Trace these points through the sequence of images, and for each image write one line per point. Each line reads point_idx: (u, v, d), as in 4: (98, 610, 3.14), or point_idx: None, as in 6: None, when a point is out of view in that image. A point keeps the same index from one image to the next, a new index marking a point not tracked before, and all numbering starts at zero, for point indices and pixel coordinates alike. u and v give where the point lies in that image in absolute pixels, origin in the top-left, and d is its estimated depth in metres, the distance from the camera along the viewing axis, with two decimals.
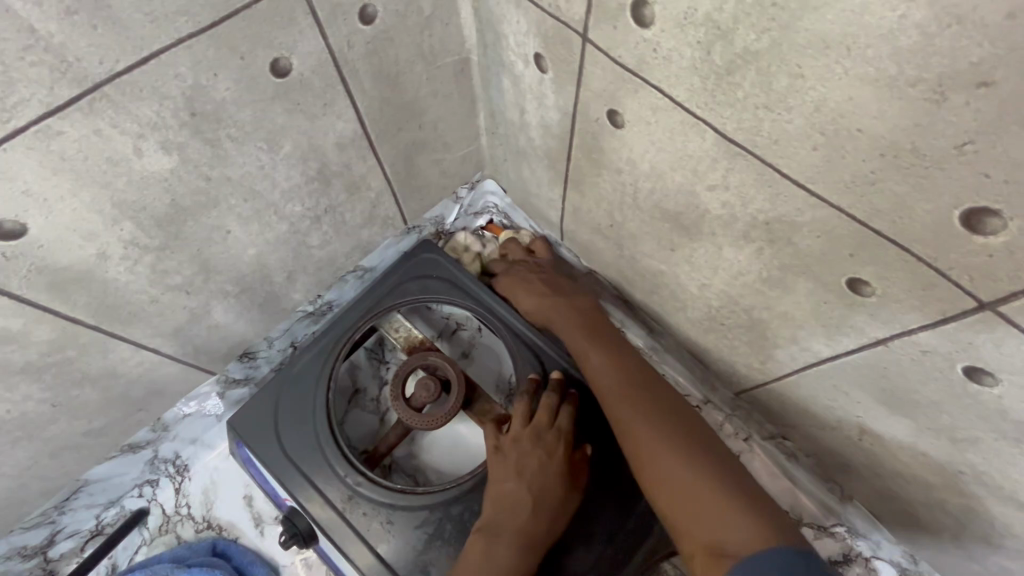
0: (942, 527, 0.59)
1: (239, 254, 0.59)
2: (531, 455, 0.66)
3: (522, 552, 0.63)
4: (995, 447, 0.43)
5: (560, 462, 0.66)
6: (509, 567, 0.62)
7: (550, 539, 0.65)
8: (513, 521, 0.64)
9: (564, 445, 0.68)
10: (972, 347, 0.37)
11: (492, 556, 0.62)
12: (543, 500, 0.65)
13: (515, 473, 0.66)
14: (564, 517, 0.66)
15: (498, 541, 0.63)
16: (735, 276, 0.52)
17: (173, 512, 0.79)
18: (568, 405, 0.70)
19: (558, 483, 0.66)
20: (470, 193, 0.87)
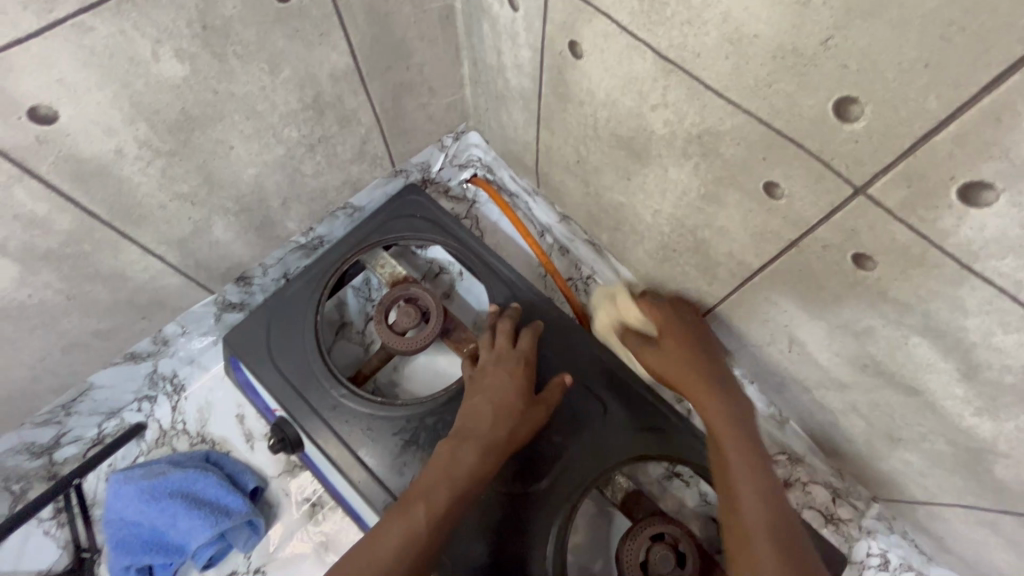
0: (858, 436, 0.66)
1: (240, 171, 0.66)
2: (494, 373, 0.74)
3: (486, 453, 0.68)
4: (886, 337, 0.50)
5: (520, 378, 0.74)
6: (473, 465, 0.67)
7: (513, 445, 0.70)
8: (477, 427, 0.69)
9: (524, 365, 0.75)
10: (855, 234, 0.44)
11: (456, 456, 0.67)
12: (505, 414, 0.71)
13: (480, 390, 0.73)
14: (527, 426, 0.72)
15: (463, 443, 0.68)
16: (681, 196, 0.59)
17: (169, 427, 0.87)
18: (527, 334, 0.79)
19: (520, 397, 0.72)
20: (456, 143, 0.94)
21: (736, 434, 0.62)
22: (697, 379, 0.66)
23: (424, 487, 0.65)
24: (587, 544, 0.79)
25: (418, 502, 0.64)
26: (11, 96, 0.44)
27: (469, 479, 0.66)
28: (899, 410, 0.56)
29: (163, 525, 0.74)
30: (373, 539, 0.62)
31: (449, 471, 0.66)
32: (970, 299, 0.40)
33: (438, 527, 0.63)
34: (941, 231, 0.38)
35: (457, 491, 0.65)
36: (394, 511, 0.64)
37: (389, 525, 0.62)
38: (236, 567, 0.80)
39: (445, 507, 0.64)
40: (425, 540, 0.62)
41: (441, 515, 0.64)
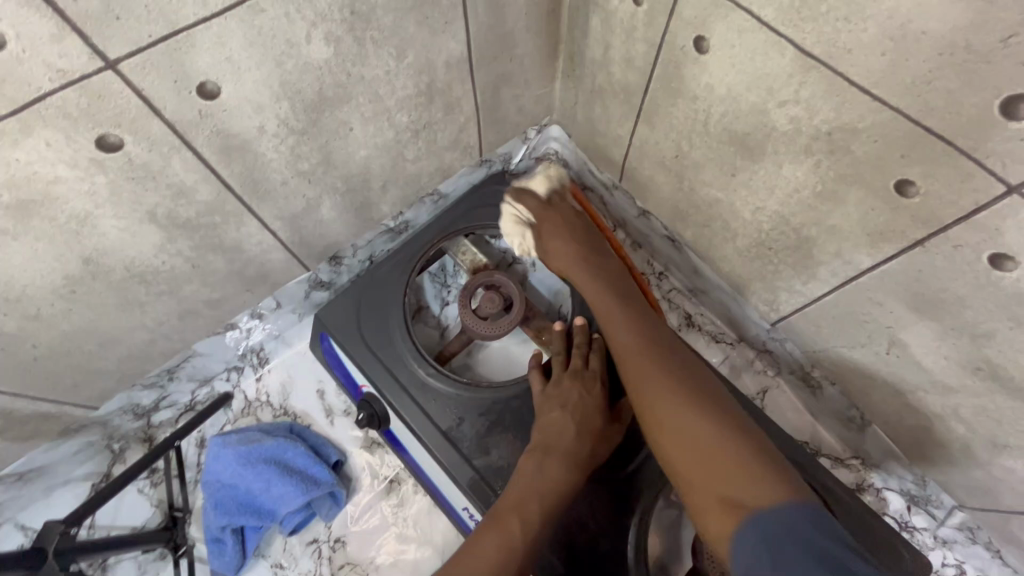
0: (953, 440, 0.66)
1: (354, 152, 0.68)
2: (573, 389, 0.73)
3: (571, 468, 0.68)
4: (1009, 338, 0.51)
5: (598, 397, 0.74)
6: (561, 481, 0.67)
7: (592, 461, 0.71)
8: (561, 442, 0.70)
9: (600, 382, 0.75)
10: (998, 233, 0.44)
11: (545, 471, 0.67)
12: (585, 428, 0.71)
13: (559, 406, 0.73)
14: (604, 443, 0.73)
15: (550, 458, 0.68)
16: (790, 193, 0.60)
17: (254, 398, 0.90)
18: (597, 351, 0.78)
19: (599, 414, 0.73)
20: (538, 136, 0.96)
21: (633, 319, 0.67)
22: (563, 246, 0.78)
23: (516, 500, 0.65)
24: (659, 534, 0.80)
25: (512, 515, 0.63)
26: (188, 72, 0.47)
27: (556, 493, 0.67)
28: (1009, 415, 0.56)
29: (257, 490, 0.77)
30: (471, 551, 0.61)
31: (537, 484, 0.66)
32: None
33: (533, 539, 0.63)
34: None
35: (547, 505, 0.65)
36: (487, 523, 0.63)
37: (484, 537, 0.62)
38: (317, 535, 0.83)
39: (537, 518, 0.64)
40: (522, 554, 0.61)
41: (534, 530, 0.63)
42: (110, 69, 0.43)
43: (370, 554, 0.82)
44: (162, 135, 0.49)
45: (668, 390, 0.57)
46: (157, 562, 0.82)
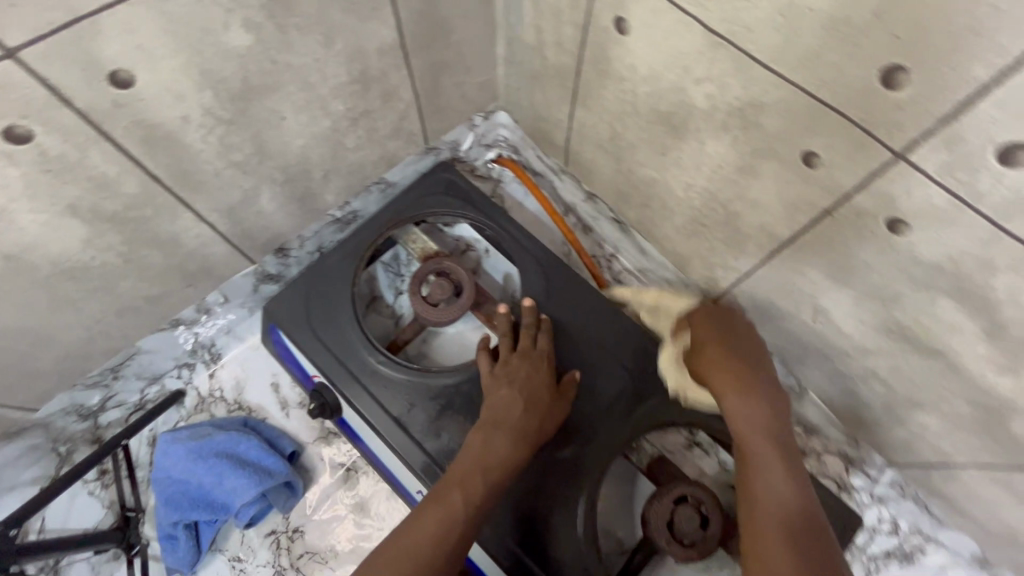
0: (877, 402, 0.69)
1: (289, 141, 0.68)
2: (521, 367, 0.74)
3: (517, 443, 0.69)
4: (912, 300, 0.54)
5: (546, 375, 0.75)
6: (506, 455, 0.68)
7: (540, 435, 0.72)
8: (509, 417, 0.70)
9: (546, 362, 0.77)
10: (890, 200, 0.47)
11: (491, 446, 0.68)
12: (532, 404, 0.72)
13: (508, 383, 0.73)
14: (553, 418, 0.74)
15: (496, 433, 0.69)
16: (715, 169, 0.62)
17: (207, 394, 0.90)
18: (546, 332, 0.80)
19: (546, 390, 0.74)
20: (484, 123, 0.97)
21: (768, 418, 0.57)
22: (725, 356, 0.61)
23: (460, 474, 0.65)
24: (615, 510, 0.83)
25: (453, 490, 0.63)
26: (96, 59, 0.46)
27: (501, 468, 0.67)
28: (922, 374, 0.59)
29: (210, 483, 0.77)
30: (406, 529, 0.61)
31: (481, 458, 0.66)
32: (1000, 259, 0.43)
33: (474, 515, 0.63)
34: (977, 193, 0.41)
35: (491, 481, 0.65)
36: (428, 497, 0.64)
37: (425, 513, 0.62)
38: (275, 526, 0.83)
39: (480, 491, 0.64)
40: (461, 528, 0.62)
41: (478, 504, 0.64)
42: (10, 59, 0.42)
43: (328, 542, 0.83)
44: (75, 126, 0.49)
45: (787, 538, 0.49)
46: (111, 562, 0.81)
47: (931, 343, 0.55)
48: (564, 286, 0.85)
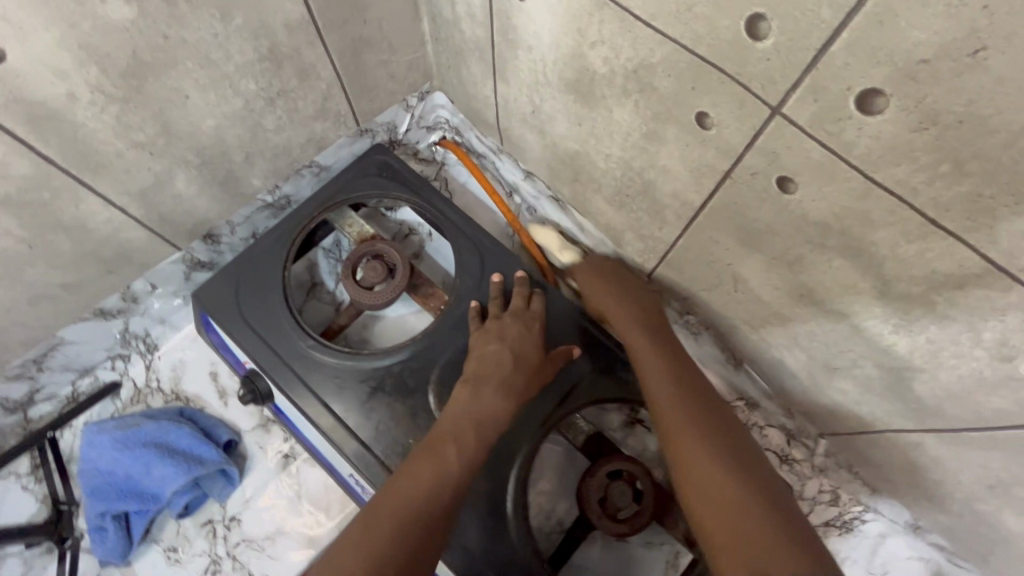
0: (802, 370, 0.69)
1: (199, 122, 0.67)
2: (513, 326, 0.76)
3: (507, 397, 0.71)
4: (814, 262, 0.53)
5: (537, 335, 0.76)
6: (495, 407, 0.70)
7: (530, 391, 0.73)
8: (497, 371, 0.72)
9: (539, 322, 0.78)
10: (775, 156, 0.46)
11: (479, 399, 0.69)
12: (521, 361, 0.74)
13: (498, 339, 0.75)
14: (543, 376, 0.75)
15: (486, 387, 0.70)
16: (624, 137, 0.61)
17: (143, 385, 0.88)
18: (540, 294, 0.81)
19: (536, 351, 0.76)
20: (421, 103, 0.96)
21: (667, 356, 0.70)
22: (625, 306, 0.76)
23: (449, 428, 0.67)
24: (558, 490, 0.84)
25: (446, 444, 0.66)
26: None
27: (491, 420, 0.69)
28: (834, 339, 0.59)
29: (137, 474, 0.76)
30: (405, 479, 0.63)
31: (471, 409, 0.69)
32: (878, 212, 0.42)
33: (467, 466, 0.65)
34: (846, 144, 0.40)
35: (482, 432, 0.68)
36: (421, 451, 0.66)
37: (419, 465, 0.64)
38: (212, 516, 0.82)
39: (470, 443, 0.66)
40: (457, 478, 0.64)
41: (470, 455, 0.66)
42: None
43: (266, 529, 0.82)
44: None
45: (695, 430, 0.60)
46: (44, 556, 0.80)
47: (835, 305, 0.55)
48: (497, 266, 0.85)
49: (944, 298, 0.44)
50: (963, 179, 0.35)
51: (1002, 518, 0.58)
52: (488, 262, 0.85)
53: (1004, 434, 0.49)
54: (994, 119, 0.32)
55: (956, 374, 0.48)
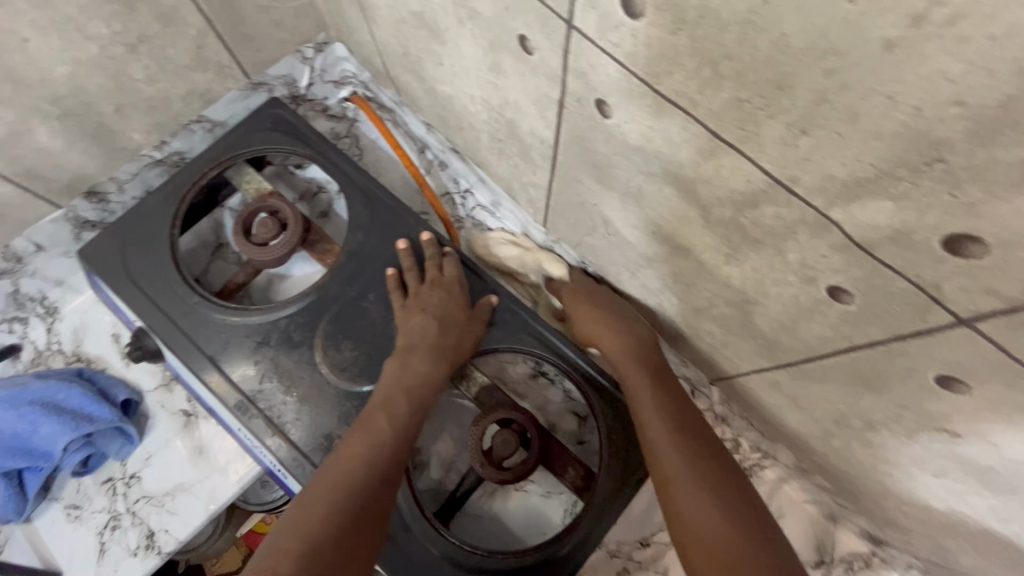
0: (680, 316, 0.67)
1: (46, 68, 0.64)
2: (433, 293, 0.76)
3: (436, 361, 0.72)
4: (650, 195, 0.51)
5: (459, 297, 0.77)
6: (425, 372, 0.71)
7: (460, 353, 0.75)
8: (425, 339, 0.73)
9: (459, 284, 0.78)
10: (585, 78, 0.44)
11: (410, 368, 0.71)
12: (447, 324, 0.75)
13: (421, 309, 0.75)
14: (469, 337, 0.76)
15: (414, 355, 0.72)
16: (476, 73, 0.59)
17: (44, 348, 0.87)
18: (454, 255, 0.81)
19: (460, 310, 0.76)
20: (320, 56, 0.93)
21: (657, 388, 0.67)
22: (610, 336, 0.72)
23: (382, 399, 0.68)
24: (454, 442, 0.84)
25: (378, 414, 0.67)
26: None
27: (423, 385, 0.70)
28: (691, 278, 0.58)
29: (25, 432, 0.76)
30: (340, 458, 0.63)
31: (401, 378, 0.70)
32: (675, 130, 0.40)
33: (403, 432, 0.66)
34: (630, 55, 0.38)
35: (414, 397, 0.69)
36: (356, 428, 0.66)
37: (353, 441, 0.65)
38: (112, 473, 0.83)
39: (403, 410, 0.68)
40: (394, 445, 0.65)
41: (404, 420, 0.67)
42: None
43: (165, 487, 0.82)
44: None
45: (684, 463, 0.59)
46: None
47: (681, 241, 0.53)
48: (392, 222, 0.83)
49: (751, 221, 0.42)
50: (723, 84, 0.34)
51: (854, 455, 0.57)
52: (383, 217, 0.83)
53: (830, 364, 0.48)
54: (724, 12, 0.30)
55: (781, 302, 0.47)
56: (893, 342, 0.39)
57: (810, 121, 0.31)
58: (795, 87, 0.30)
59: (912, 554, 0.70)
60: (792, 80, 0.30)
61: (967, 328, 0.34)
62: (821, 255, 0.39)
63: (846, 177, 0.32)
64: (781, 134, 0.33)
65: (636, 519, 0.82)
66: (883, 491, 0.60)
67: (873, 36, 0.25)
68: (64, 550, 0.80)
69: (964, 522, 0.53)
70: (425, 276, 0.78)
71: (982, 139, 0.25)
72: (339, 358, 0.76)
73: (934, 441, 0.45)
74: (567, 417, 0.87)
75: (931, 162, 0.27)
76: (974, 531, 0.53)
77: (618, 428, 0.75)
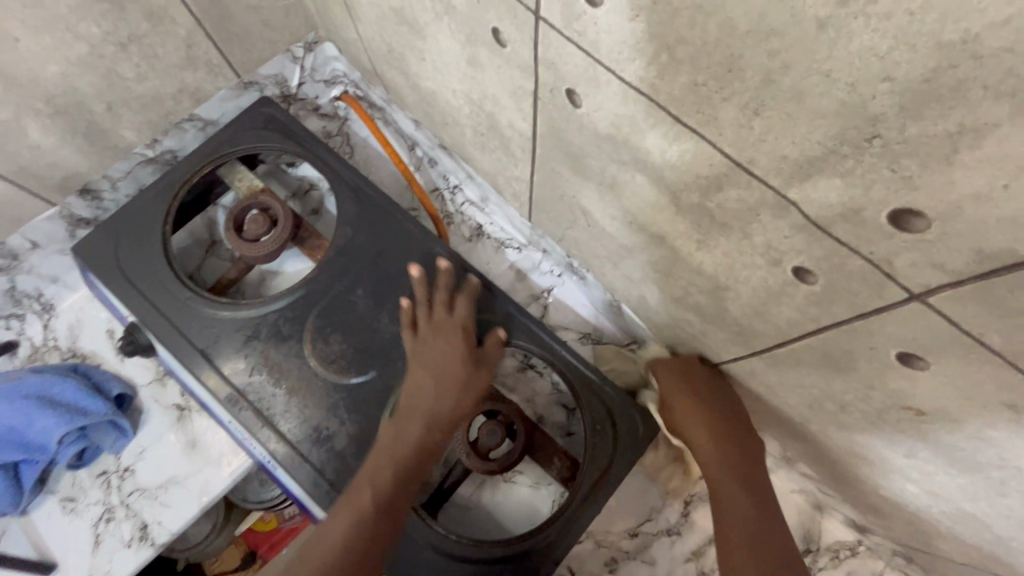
0: (662, 306, 0.68)
1: (37, 67, 0.66)
2: (433, 346, 0.72)
3: (429, 425, 0.68)
4: (624, 183, 0.52)
5: (458, 351, 0.73)
6: (418, 439, 0.67)
7: (459, 414, 0.71)
8: (418, 402, 0.69)
9: (463, 333, 0.74)
10: (555, 69, 0.46)
11: (402, 432, 0.68)
12: (444, 383, 0.71)
13: (421, 364, 0.72)
14: (468, 395, 0.71)
15: (409, 422, 0.68)
16: (455, 67, 0.60)
17: (41, 344, 0.88)
18: (465, 295, 0.76)
19: (460, 366, 0.72)
20: (311, 55, 0.95)
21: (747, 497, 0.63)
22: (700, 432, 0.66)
23: (372, 466, 0.66)
24: None
25: (365, 484, 0.65)
26: None
27: (415, 453, 0.67)
28: (669, 267, 0.58)
29: (20, 425, 0.77)
30: (328, 527, 0.64)
31: (393, 444, 0.67)
32: (640, 116, 0.41)
33: (390, 503, 0.64)
34: (593, 44, 0.39)
35: (404, 465, 0.66)
36: (346, 495, 0.66)
37: (341, 510, 0.64)
38: (106, 467, 0.84)
39: (391, 480, 0.65)
40: (379, 517, 0.63)
41: (392, 490, 0.65)
42: None
43: (158, 480, 0.84)
44: None
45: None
46: None
47: (656, 229, 0.54)
48: (380, 217, 0.84)
49: (716, 205, 0.43)
50: (680, 68, 0.35)
51: (831, 439, 0.58)
52: (372, 212, 0.84)
53: (801, 346, 0.48)
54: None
55: (752, 287, 0.48)
56: (855, 321, 0.40)
57: (760, 101, 0.32)
58: (743, 68, 0.31)
59: (896, 541, 0.71)
60: (740, 61, 0.31)
61: (919, 303, 0.34)
62: (784, 236, 0.39)
63: (798, 155, 0.33)
64: (736, 116, 0.34)
65: (623, 510, 0.82)
66: (862, 477, 0.60)
67: (807, 16, 0.27)
68: (59, 542, 0.81)
69: (939, 504, 0.53)
70: (430, 316, 0.75)
71: (912, 113, 0.27)
72: (327, 351, 0.77)
73: (902, 419, 0.45)
74: (554, 409, 0.87)
75: (869, 138, 0.29)
76: (950, 513, 0.53)
77: (602, 419, 0.76)
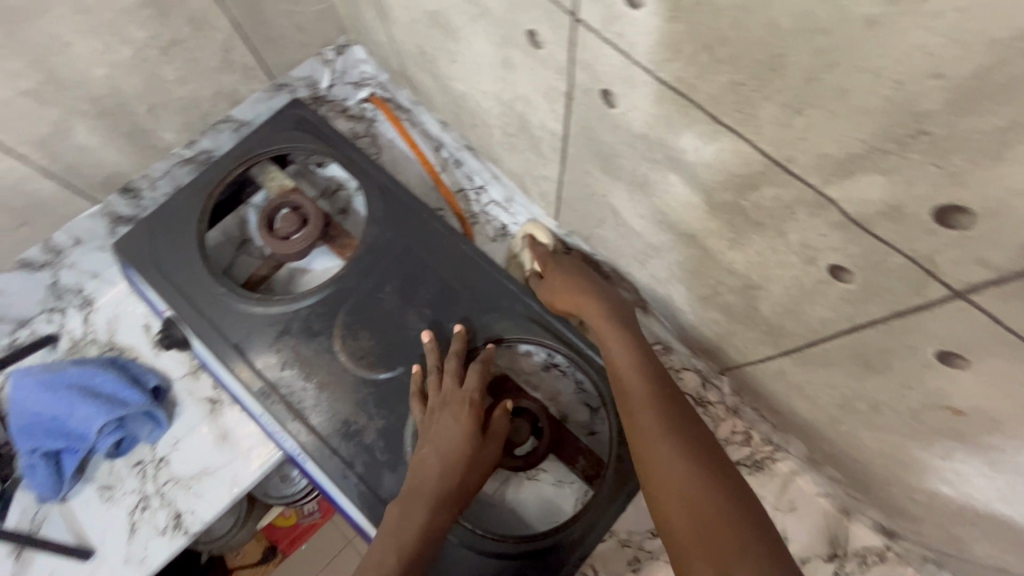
0: (689, 305, 0.68)
1: (86, 71, 0.69)
2: (441, 421, 0.70)
3: (435, 507, 0.65)
4: (655, 182, 0.53)
5: (467, 426, 0.70)
6: (423, 523, 0.64)
7: (465, 494, 0.68)
8: (422, 481, 0.66)
9: (473, 407, 0.71)
10: (591, 70, 0.46)
11: (408, 515, 0.65)
12: (451, 462, 0.68)
13: (428, 441, 0.69)
14: (473, 474, 0.68)
15: (415, 503, 0.66)
16: (488, 69, 0.61)
17: (80, 338, 0.91)
18: (477, 365, 0.74)
19: (467, 443, 0.69)
20: (341, 58, 0.96)
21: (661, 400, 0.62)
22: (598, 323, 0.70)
23: (376, 553, 0.63)
24: None
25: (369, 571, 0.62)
26: None
27: (420, 535, 0.64)
28: (698, 266, 0.59)
29: (62, 414, 0.80)
30: None
31: (398, 527, 0.64)
32: (676, 115, 0.42)
33: None
34: (632, 45, 0.40)
35: (409, 549, 0.63)
36: None
37: None
38: (143, 457, 0.87)
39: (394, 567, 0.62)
40: None
41: None
42: None
43: (191, 470, 0.86)
44: None
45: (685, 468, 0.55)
46: None
47: (686, 228, 0.54)
48: (407, 217, 0.86)
49: (751, 204, 0.43)
50: (720, 68, 0.35)
51: (862, 440, 0.58)
52: (400, 212, 0.86)
53: (835, 345, 0.48)
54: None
55: (785, 285, 0.48)
56: (893, 319, 0.40)
57: (802, 100, 0.33)
58: (786, 67, 0.32)
59: (927, 547, 0.70)
60: (783, 60, 0.32)
61: (962, 300, 0.34)
62: (821, 234, 0.40)
63: (839, 153, 0.33)
64: (776, 114, 0.35)
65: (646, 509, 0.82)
66: (893, 479, 0.60)
67: (855, 14, 0.27)
68: (97, 529, 0.84)
69: (975, 507, 0.52)
70: (439, 386, 0.73)
71: (961, 108, 0.27)
72: (355, 346, 0.79)
73: (938, 420, 0.45)
74: (578, 409, 0.88)
75: (916, 135, 0.29)
76: (986, 516, 0.53)
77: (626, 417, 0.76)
